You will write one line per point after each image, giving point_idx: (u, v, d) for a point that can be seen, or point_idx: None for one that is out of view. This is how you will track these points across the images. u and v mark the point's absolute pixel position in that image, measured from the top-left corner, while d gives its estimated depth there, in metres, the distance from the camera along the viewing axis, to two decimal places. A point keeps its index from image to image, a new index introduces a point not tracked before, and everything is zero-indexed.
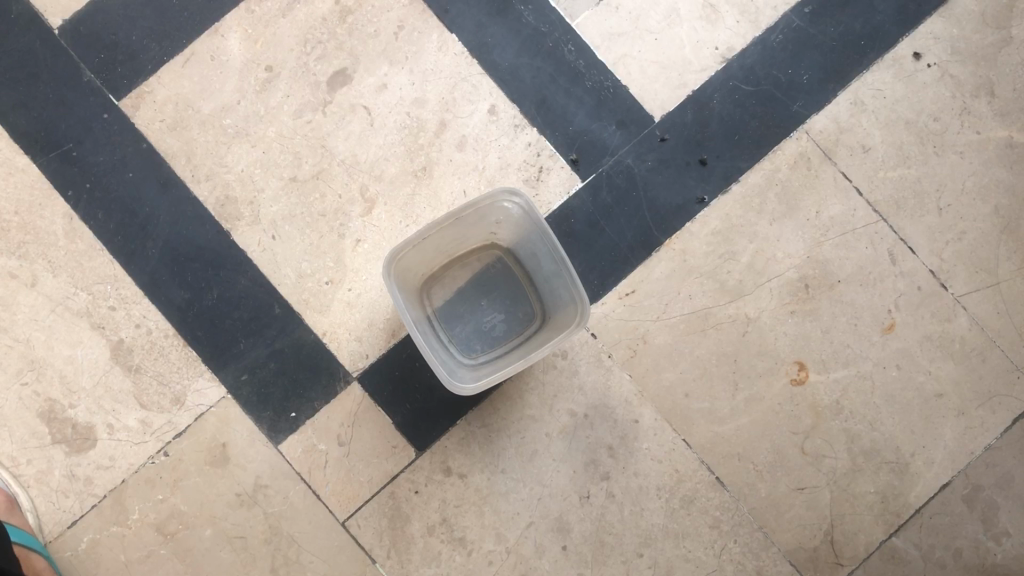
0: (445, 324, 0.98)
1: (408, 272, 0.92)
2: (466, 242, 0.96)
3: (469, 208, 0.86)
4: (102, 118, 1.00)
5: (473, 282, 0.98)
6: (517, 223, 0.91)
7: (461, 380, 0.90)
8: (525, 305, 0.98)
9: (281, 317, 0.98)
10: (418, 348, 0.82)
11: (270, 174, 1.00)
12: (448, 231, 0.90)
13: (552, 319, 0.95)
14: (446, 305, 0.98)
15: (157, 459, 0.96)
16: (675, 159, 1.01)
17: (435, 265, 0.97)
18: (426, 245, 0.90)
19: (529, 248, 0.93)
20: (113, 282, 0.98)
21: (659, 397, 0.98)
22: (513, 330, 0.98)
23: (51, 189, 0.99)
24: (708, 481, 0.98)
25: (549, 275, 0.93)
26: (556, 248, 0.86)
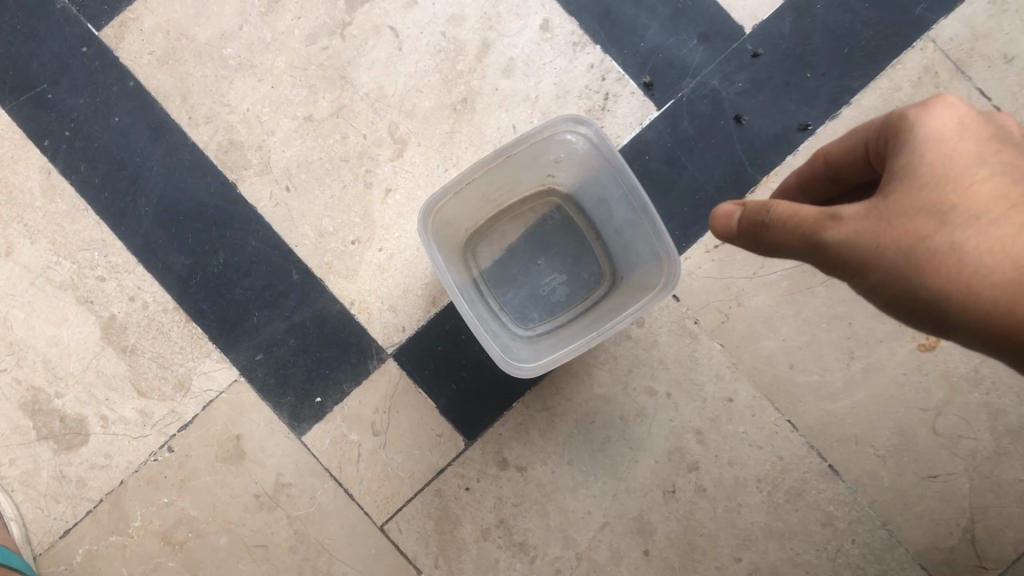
0: (495, 288, 0.81)
1: (448, 225, 0.75)
2: (519, 187, 0.79)
3: (525, 140, 0.69)
4: (80, 52, 0.84)
5: (527, 237, 0.81)
6: (584, 160, 0.74)
7: (519, 355, 0.73)
8: (591, 264, 0.81)
9: (300, 284, 0.82)
10: (464, 318, 0.65)
11: (281, 114, 0.84)
12: (497, 174, 0.73)
13: (627, 280, 0.77)
14: (495, 265, 0.81)
15: (160, 456, 0.81)
16: (771, 79, 0.82)
17: (481, 218, 0.80)
18: (471, 192, 0.73)
19: (596, 192, 0.76)
20: (101, 247, 0.82)
21: (758, 370, 0.81)
22: (577, 295, 0.81)
23: (23, 138, 0.83)
24: (819, 470, 0.81)
25: (623, 226, 0.75)
26: (637, 188, 0.67)
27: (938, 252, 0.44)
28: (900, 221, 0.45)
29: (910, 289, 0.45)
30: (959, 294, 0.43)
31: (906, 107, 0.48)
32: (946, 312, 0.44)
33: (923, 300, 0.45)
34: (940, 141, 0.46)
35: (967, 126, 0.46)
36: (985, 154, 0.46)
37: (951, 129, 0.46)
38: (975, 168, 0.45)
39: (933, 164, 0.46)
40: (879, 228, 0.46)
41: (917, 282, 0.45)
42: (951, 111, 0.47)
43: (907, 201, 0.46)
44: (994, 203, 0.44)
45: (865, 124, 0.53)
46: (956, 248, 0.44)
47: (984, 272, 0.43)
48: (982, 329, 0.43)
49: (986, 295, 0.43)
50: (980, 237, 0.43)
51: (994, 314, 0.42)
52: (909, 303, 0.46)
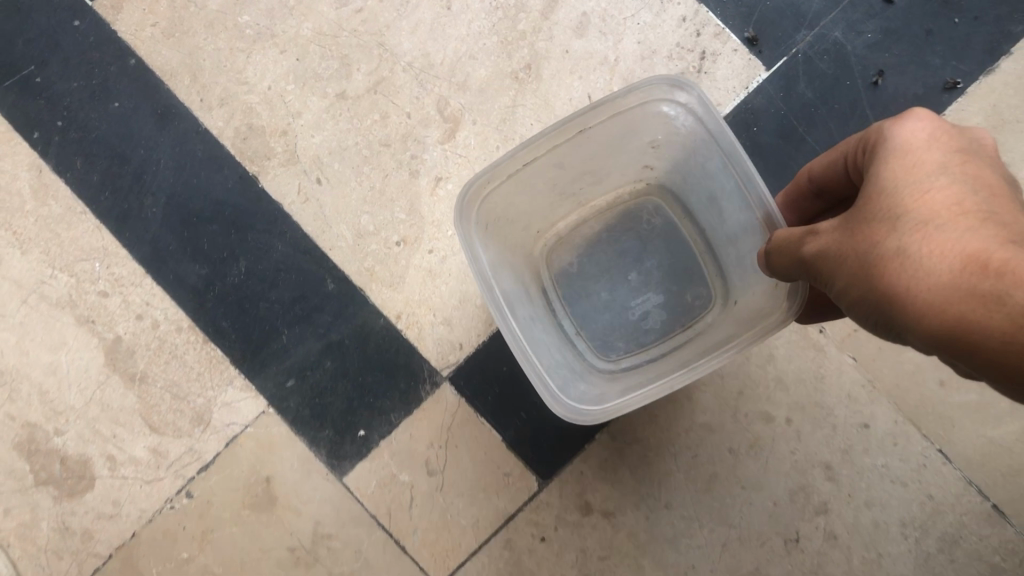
0: (576, 308, 0.66)
1: (513, 219, 0.61)
2: (603, 180, 0.64)
3: (604, 107, 0.55)
4: (72, 27, 0.71)
5: (622, 243, 0.66)
6: (687, 142, 0.58)
7: (589, 390, 0.56)
8: (697, 285, 0.65)
9: (337, 296, 0.69)
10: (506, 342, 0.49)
11: (308, 92, 0.70)
12: (570, 157, 0.59)
13: (738, 306, 0.60)
14: (581, 280, 0.66)
15: (177, 503, 0.69)
16: (908, 28, 0.66)
17: (560, 219, 0.66)
18: (535, 179, 0.59)
19: (701, 186, 0.60)
20: (101, 257, 0.70)
21: (900, 390, 0.65)
22: (680, 317, 0.65)
23: (11, 130, 0.71)
24: (981, 512, 0.64)
25: (736, 233, 0.59)
26: (754, 180, 0.51)
27: (886, 258, 0.38)
28: (861, 228, 0.40)
29: (867, 307, 0.39)
30: (905, 311, 0.37)
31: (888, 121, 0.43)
32: (894, 323, 0.38)
33: (879, 318, 0.39)
34: (907, 148, 0.40)
35: (941, 135, 0.40)
36: (950, 163, 0.39)
37: (921, 138, 0.40)
38: (937, 175, 0.38)
39: (897, 172, 0.40)
40: (843, 240, 0.40)
41: (867, 296, 0.39)
42: (926, 119, 0.41)
43: (869, 209, 0.40)
44: (942, 207, 0.37)
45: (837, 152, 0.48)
46: (898, 258, 0.37)
47: (921, 276, 0.36)
48: (929, 347, 0.36)
49: (921, 302, 0.36)
50: (923, 241, 0.37)
51: (931, 317, 0.35)
52: (872, 322, 0.39)
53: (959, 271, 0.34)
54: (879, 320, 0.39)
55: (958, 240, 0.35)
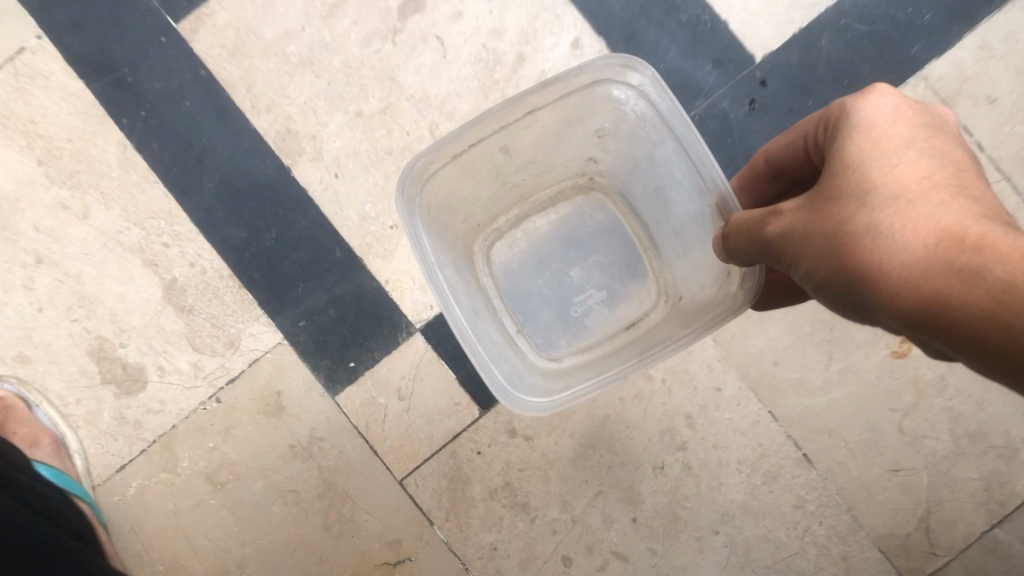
0: (518, 292, 0.88)
1: (453, 205, 0.80)
2: (544, 169, 0.84)
3: (561, 94, 0.73)
4: (159, 42, 0.93)
5: (569, 238, 0.89)
6: (631, 132, 0.77)
7: (535, 377, 0.77)
8: (640, 281, 0.87)
9: (342, 261, 0.92)
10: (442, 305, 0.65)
11: (334, 108, 0.93)
12: (520, 142, 0.78)
13: (679, 300, 0.82)
14: (524, 264, 0.88)
15: (209, 405, 0.92)
16: (776, 104, 0.91)
17: (502, 207, 0.87)
18: (480, 162, 0.77)
19: (638, 174, 0.82)
20: (166, 217, 0.93)
21: (746, 365, 0.90)
22: (617, 302, 0.87)
23: (105, 115, 0.93)
24: (794, 458, 0.90)
25: (676, 218, 0.79)
26: (701, 155, 0.68)
27: (861, 226, 0.48)
28: (838, 203, 0.50)
29: (841, 268, 0.49)
30: (874, 271, 0.46)
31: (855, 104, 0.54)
32: (864, 283, 0.47)
33: (851, 278, 0.48)
34: (874, 130, 0.52)
35: (900, 121, 0.52)
36: (912, 145, 0.50)
37: (885, 124, 0.52)
38: (901, 157, 0.49)
39: (867, 153, 0.51)
40: (823, 212, 0.51)
41: (844, 260, 0.48)
42: (888, 108, 0.53)
43: (842, 186, 0.51)
44: (910, 185, 0.47)
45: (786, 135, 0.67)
46: (873, 228, 0.47)
47: (895, 243, 0.46)
48: (895, 300, 0.45)
49: (894, 264, 0.45)
50: (895, 213, 0.47)
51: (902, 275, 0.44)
52: (841, 283, 0.49)
53: (927, 236, 0.44)
54: (851, 279, 0.48)
55: (923, 209, 0.45)
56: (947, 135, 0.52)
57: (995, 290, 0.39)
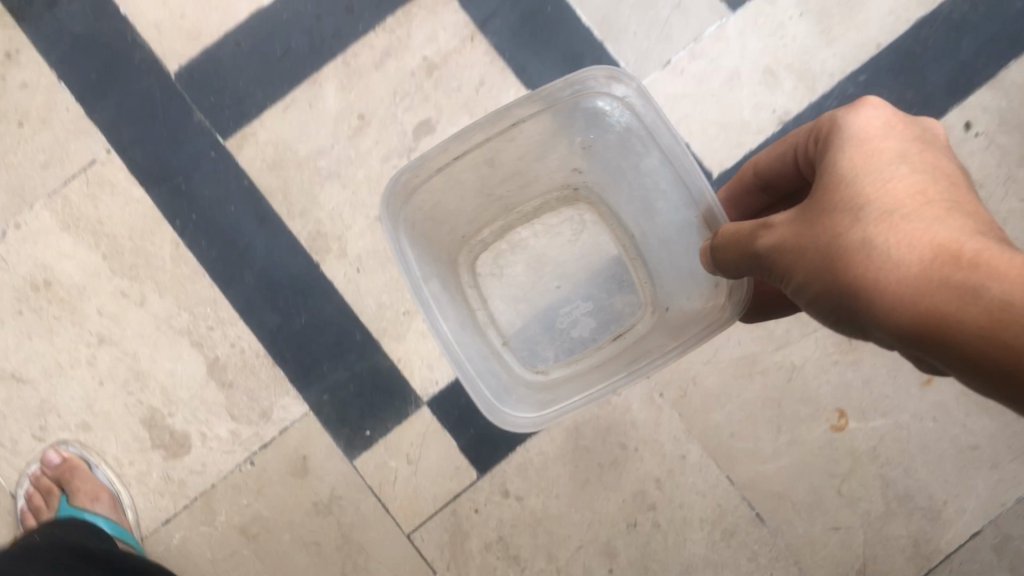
0: (503, 303, 1.02)
1: (440, 216, 0.92)
2: (530, 178, 0.96)
3: (539, 105, 0.83)
4: (210, 156, 1.10)
5: (551, 247, 1.03)
6: (616, 140, 0.87)
7: (522, 392, 0.89)
8: (627, 291, 1.00)
9: (361, 343, 1.08)
10: (425, 314, 0.78)
11: (357, 213, 1.09)
12: (502, 154, 0.89)
13: (665, 309, 0.95)
14: (512, 274, 1.02)
15: (244, 467, 1.06)
16: None
17: (489, 219, 1.00)
18: (468, 172, 0.89)
19: (615, 178, 0.94)
20: (212, 304, 1.08)
21: (706, 436, 1.06)
22: (603, 317, 1.01)
23: (162, 217, 1.10)
24: (749, 517, 1.05)
25: (662, 225, 0.90)
26: (684, 161, 0.78)
27: (852, 242, 0.52)
28: (827, 219, 0.55)
29: (829, 282, 0.54)
30: (866, 286, 0.50)
31: (846, 114, 0.59)
32: (856, 298, 0.51)
33: (840, 294, 0.53)
34: (862, 142, 0.56)
35: (887, 130, 0.57)
36: (904, 159, 0.54)
37: (874, 137, 0.56)
38: (891, 172, 0.53)
39: (857, 169, 0.55)
40: (812, 228, 0.56)
41: (836, 275, 0.53)
42: (877, 118, 0.57)
43: (830, 202, 0.55)
44: (903, 203, 0.51)
45: (774, 149, 0.77)
46: (866, 245, 0.51)
47: (889, 261, 0.49)
48: (886, 314, 0.49)
49: (891, 282, 0.48)
50: (889, 231, 0.50)
51: (899, 291, 0.48)
52: (830, 297, 0.54)
53: (929, 255, 0.47)
54: (842, 293, 0.52)
55: (915, 227, 0.49)
56: (934, 145, 0.57)
57: (987, 311, 0.43)
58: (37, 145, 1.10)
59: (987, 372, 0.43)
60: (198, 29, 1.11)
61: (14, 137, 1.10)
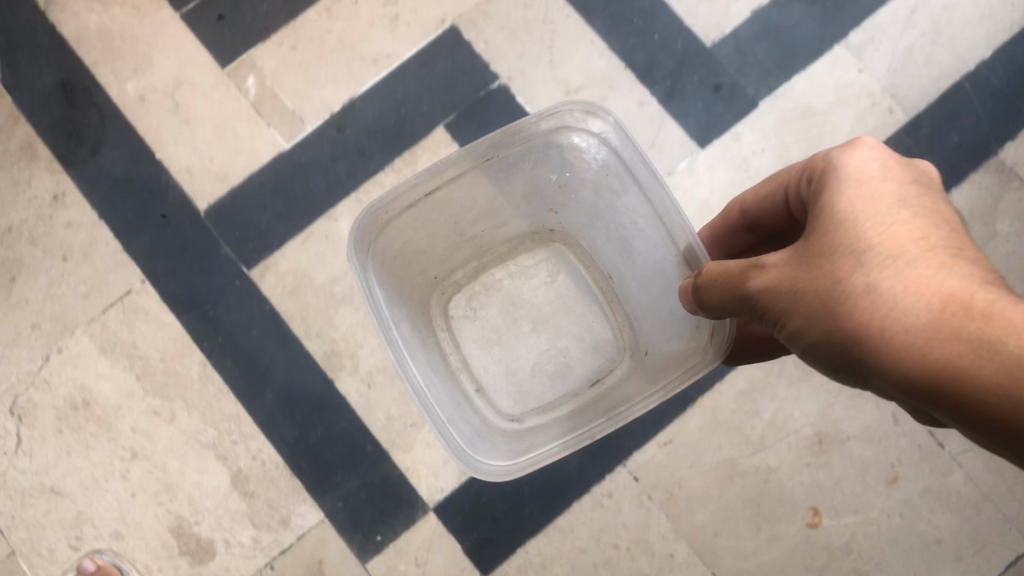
0: (475, 346, 1.06)
1: (410, 255, 0.97)
2: (502, 219, 1.02)
3: (513, 138, 0.89)
4: (235, 284, 1.22)
5: (523, 294, 1.07)
6: (592, 177, 0.94)
7: (493, 443, 0.92)
8: (604, 335, 1.05)
9: (372, 454, 1.17)
10: (395, 357, 0.80)
11: (369, 334, 1.20)
12: (475, 191, 0.95)
13: (642, 352, 1.00)
14: (485, 316, 1.06)
15: (265, 571, 1.15)
16: None
17: (462, 260, 1.06)
18: (447, 205, 0.94)
19: (590, 217, 1.00)
20: (235, 420, 1.19)
21: (691, 535, 1.15)
22: (582, 360, 1.05)
23: (190, 341, 1.21)
24: None
25: (639, 260, 0.96)
26: (659, 196, 0.86)
27: (857, 284, 0.58)
28: (828, 261, 0.60)
29: (828, 322, 0.59)
30: (872, 327, 0.56)
31: (844, 159, 0.65)
32: (858, 338, 0.57)
33: (842, 335, 0.58)
34: (861, 186, 0.63)
35: (884, 176, 0.63)
36: (902, 204, 0.61)
37: (873, 182, 0.63)
38: (891, 218, 0.60)
39: (859, 213, 0.61)
40: (811, 269, 0.61)
41: (840, 315, 0.58)
42: (875, 165, 0.64)
43: (830, 243, 0.61)
44: (906, 249, 0.57)
45: (761, 189, 0.84)
46: (871, 288, 0.57)
47: (897, 306, 0.55)
48: (892, 356, 0.55)
49: (899, 327, 0.54)
50: (894, 276, 0.56)
51: (908, 337, 0.54)
52: (827, 336, 0.60)
53: (938, 305, 0.53)
54: (844, 333, 0.58)
55: (921, 274, 0.55)
56: (930, 189, 0.63)
57: (1004, 364, 0.49)
58: (78, 277, 1.22)
59: (999, 421, 0.49)
60: (225, 172, 1.24)
61: (57, 270, 1.22)
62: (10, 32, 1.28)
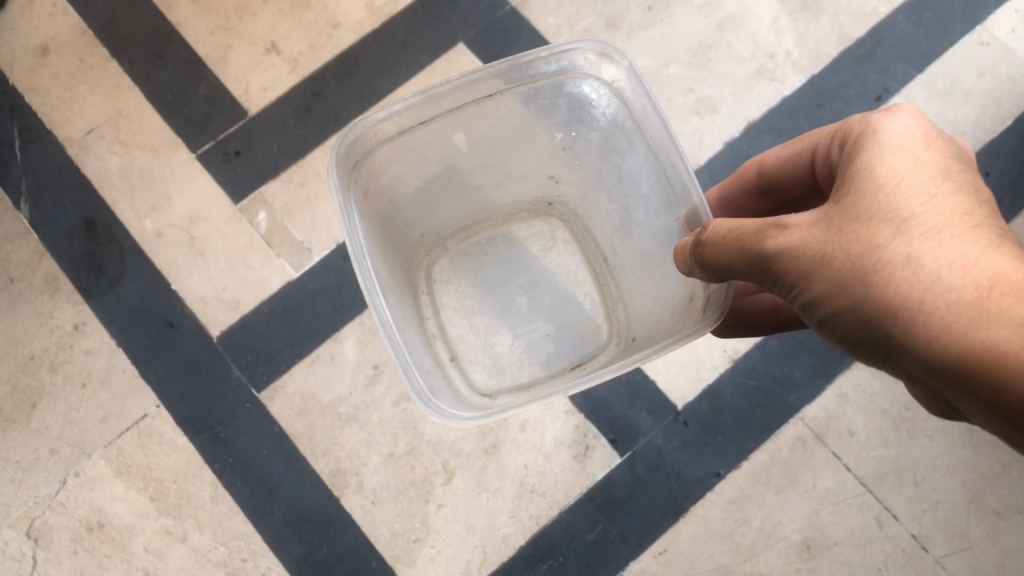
0: (454, 313, 1.06)
1: (398, 201, 0.97)
2: (503, 177, 1.03)
3: (520, 77, 0.88)
4: (245, 406, 1.28)
5: (513, 260, 1.09)
6: (601, 133, 0.93)
7: (450, 395, 0.88)
8: (591, 317, 1.04)
9: (377, 568, 1.22)
10: (361, 282, 0.76)
11: (373, 451, 1.26)
12: (474, 138, 0.95)
13: (626, 331, 0.98)
14: (464, 290, 1.07)
15: None
16: (696, 439, 1.26)
17: (454, 226, 1.07)
18: (439, 149, 0.94)
19: (590, 185, 1.01)
20: (245, 538, 1.23)
21: None
22: (561, 340, 1.05)
23: (202, 462, 1.26)
24: None
25: (633, 228, 0.95)
26: (667, 149, 0.82)
27: (897, 257, 0.56)
28: (862, 230, 0.59)
29: (860, 291, 0.58)
30: (910, 302, 0.55)
31: (883, 120, 0.63)
32: (893, 313, 0.56)
33: (875, 309, 0.57)
34: (898, 153, 0.61)
35: (924, 143, 0.61)
36: (944, 176, 0.59)
37: (911, 150, 0.61)
38: (930, 191, 0.58)
39: (896, 183, 0.59)
40: (841, 235, 0.60)
41: (876, 287, 0.57)
42: (915, 131, 0.62)
43: (864, 211, 0.59)
44: (947, 224, 0.56)
45: (780, 147, 0.81)
46: (912, 262, 0.56)
47: (941, 282, 0.54)
48: (931, 336, 0.54)
49: (942, 306, 0.54)
50: (938, 252, 0.55)
51: (951, 320, 0.53)
52: (856, 306, 0.59)
53: (985, 287, 0.52)
54: (878, 305, 0.57)
55: (964, 254, 0.54)
56: (967, 162, 0.62)
57: None
58: (96, 403, 1.28)
59: None
60: (237, 300, 1.32)
61: (76, 396, 1.28)
62: (39, 174, 1.38)
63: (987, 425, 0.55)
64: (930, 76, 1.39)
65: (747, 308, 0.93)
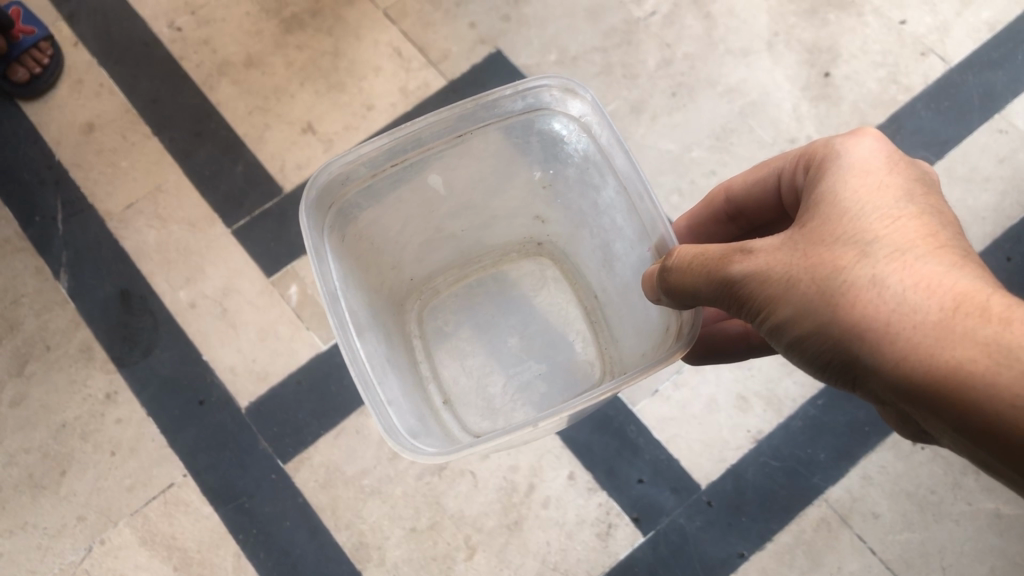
0: (448, 357, 1.06)
1: (383, 244, 1.00)
2: (489, 219, 1.06)
3: (494, 121, 0.92)
4: (271, 477, 1.30)
5: (502, 302, 1.10)
6: (577, 172, 0.96)
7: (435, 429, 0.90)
8: (584, 354, 1.05)
9: None
10: (332, 321, 0.78)
11: (395, 524, 1.26)
12: (456, 179, 0.98)
13: (615, 367, 0.99)
14: (458, 333, 1.08)
15: None
16: (719, 519, 1.25)
17: (442, 267, 1.09)
18: (422, 191, 0.97)
19: (572, 225, 1.04)
20: None
21: None
22: (555, 378, 1.05)
23: (226, 532, 1.27)
24: None
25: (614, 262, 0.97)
26: (635, 185, 0.85)
27: (862, 280, 0.57)
28: (828, 254, 0.60)
29: (826, 313, 0.59)
30: (875, 323, 0.56)
31: (848, 148, 0.65)
32: (859, 335, 0.57)
33: (841, 330, 0.58)
34: (861, 180, 0.62)
35: (885, 170, 0.63)
36: (905, 200, 0.61)
37: (874, 177, 0.62)
38: (893, 215, 0.59)
39: (860, 208, 0.61)
40: (807, 260, 0.61)
41: (841, 308, 0.58)
42: (877, 159, 0.64)
43: (829, 236, 0.61)
44: (910, 246, 0.57)
45: (747, 175, 0.82)
46: (876, 284, 0.56)
47: (904, 302, 0.55)
48: (897, 357, 0.54)
49: (906, 327, 0.54)
50: (901, 273, 0.56)
51: (913, 340, 0.53)
52: (823, 328, 0.59)
53: (947, 308, 0.53)
54: (844, 327, 0.58)
55: (927, 274, 0.55)
56: (932, 188, 0.63)
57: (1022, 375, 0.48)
58: (124, 471, 1.30)
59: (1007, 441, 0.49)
60: (266, 371, 1.34)
61: (105, 464, 1.30)
62: (78, 245, 1.42)
63: (958, 448, 0.55)
64: (950, 161, 1.42)
65: (717, 334, 0.94)
